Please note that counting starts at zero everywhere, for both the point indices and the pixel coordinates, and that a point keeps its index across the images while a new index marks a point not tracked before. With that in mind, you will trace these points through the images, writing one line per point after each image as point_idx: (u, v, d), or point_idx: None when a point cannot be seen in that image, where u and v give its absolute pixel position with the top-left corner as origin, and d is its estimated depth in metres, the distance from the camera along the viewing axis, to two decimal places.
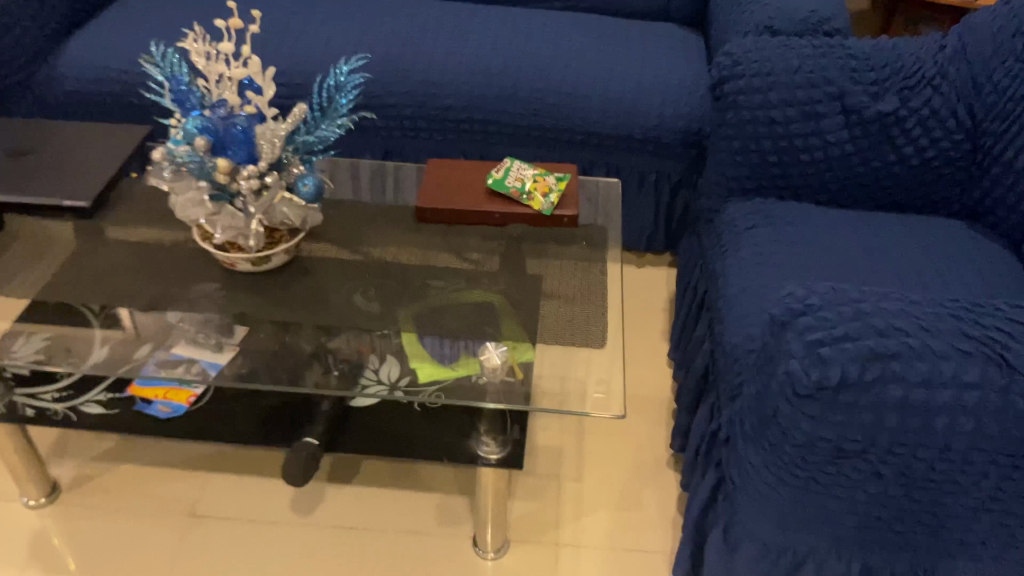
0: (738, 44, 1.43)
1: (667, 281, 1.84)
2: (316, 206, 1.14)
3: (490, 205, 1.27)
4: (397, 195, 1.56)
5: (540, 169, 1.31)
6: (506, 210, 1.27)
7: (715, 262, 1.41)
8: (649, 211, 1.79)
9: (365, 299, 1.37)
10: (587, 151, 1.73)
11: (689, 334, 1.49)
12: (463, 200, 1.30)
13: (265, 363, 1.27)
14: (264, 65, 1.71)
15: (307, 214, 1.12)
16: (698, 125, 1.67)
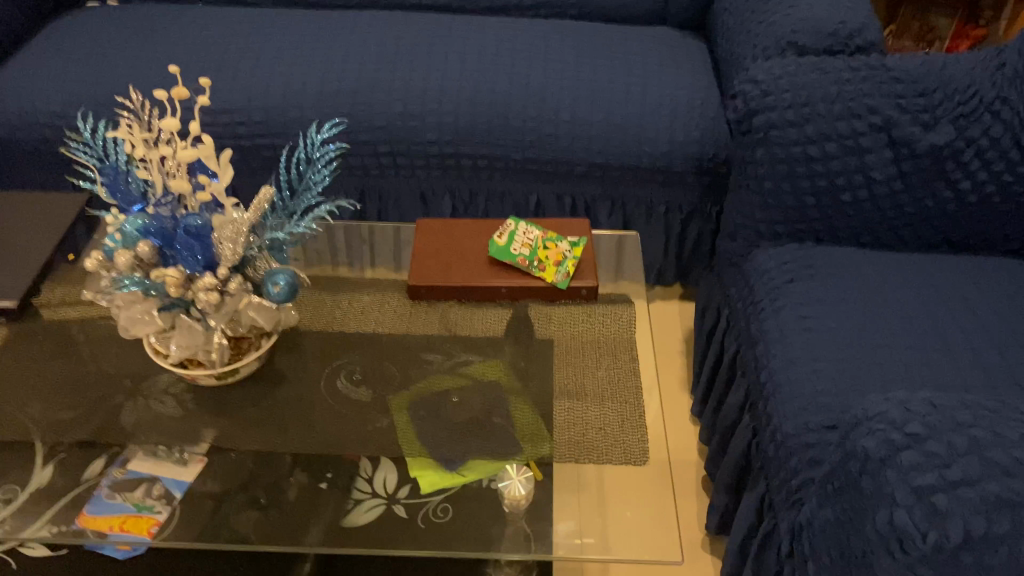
0: (765, 67, 1.26)
1: (682, 316, 1.67)
2: (290, 303, 0.95)
3: (494, 280, 1.09)
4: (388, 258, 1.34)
5: (550, 233, 1.13)
6: (513, 284, 1.08)
7: (750, 319, 1.24)
8: (659, 244, 1.62)
9: (349, 385, 1.18)
10: (589, 183, 1.54)
11: (721, 396, 1.33)
12: (463, 270, 1.11)
13: (240, 484, 1.08)
14: (218, 102, 1.50)
15: (279, 315, 0.93)
16: (712, 150, 1.49)
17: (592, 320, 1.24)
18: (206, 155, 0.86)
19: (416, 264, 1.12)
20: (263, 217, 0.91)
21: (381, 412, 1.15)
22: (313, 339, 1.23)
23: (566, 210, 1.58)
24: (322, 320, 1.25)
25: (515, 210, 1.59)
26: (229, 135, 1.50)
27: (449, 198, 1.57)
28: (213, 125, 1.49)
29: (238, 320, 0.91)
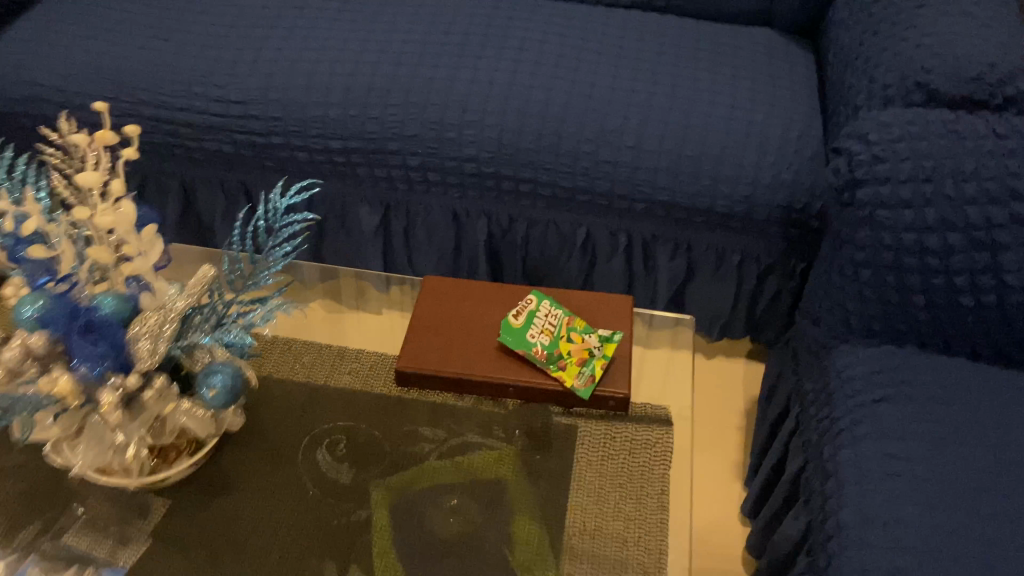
0: (883, 121, 0.99)
1: (746, 383, 1.42)
2: (235, 406, 0.76)
3: (500, 373, 0.88)
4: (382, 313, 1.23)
5: (578, 318, 0.91)
6: (525, 382, 0.87)
7: (824, 437, 1.00)
8: (727, 296, 1.37)
9: (330, 462, 1.00)
10: (650, 222, 1.29)
11: (778, 512, 1.10)
12: (468, 352, 0.90)
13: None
14: (231, 90, 1.30)
15: (219, 419, 0.76)
16: (804, 199, 1.22)
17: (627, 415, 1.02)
18: (126, 229, 0.68)
19: (407, 337, 0.91)
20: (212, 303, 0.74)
21: (359, 503, 0.96)
22: (298, 401, 1.06)
23: (619, 249, 1.34)
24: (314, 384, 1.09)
25: (561, 243, 1.35)
26: (241, 130, 1.30)
27: (485, 222, 1.34)
28: (225, 116, 1.30)
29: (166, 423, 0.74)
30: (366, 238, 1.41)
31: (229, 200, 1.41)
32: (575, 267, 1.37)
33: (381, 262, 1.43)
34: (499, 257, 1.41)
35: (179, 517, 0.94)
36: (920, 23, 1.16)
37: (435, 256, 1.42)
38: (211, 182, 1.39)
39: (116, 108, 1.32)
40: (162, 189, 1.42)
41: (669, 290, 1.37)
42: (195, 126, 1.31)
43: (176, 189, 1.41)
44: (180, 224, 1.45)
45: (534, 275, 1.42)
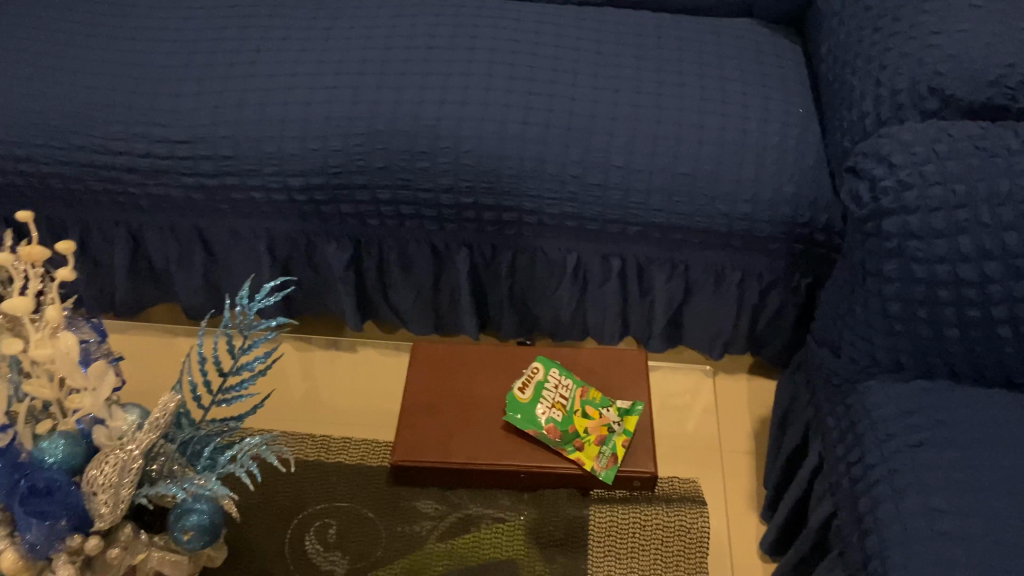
0: (904, 139, 0.91)
1: (753, 401, 1.35)
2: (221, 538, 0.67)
3: (510, 459, 0.79)
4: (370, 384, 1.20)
5: (591, 388, 0.82)
6: (540, 467, 0.78)
7: (856, 484, 0.93)
8: (728, 315, 1.28)
9: (324, 553, 0.92)
10: (645, 244, 1.20)
11: (805, 554, 1.05)
12: (473, 434, 0.81)
13: None
14: (175, 129, 1.17)
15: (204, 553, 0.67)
16: (809, 213, 1.14)
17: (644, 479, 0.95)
18: (70, 365, 0.56)
19: (401, 426, 0.81)
20: (181, 429, 0.64)
21: None
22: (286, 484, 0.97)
23: (612, 274, 1.24)
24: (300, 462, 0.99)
25: (550, 271, 1.26)
26: (191, 172, 1.18)
27: (466, 253, 1.24)
28: (172, 159, 1.18)
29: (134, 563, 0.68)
30: (336, 276, 1.29)
31: (183, 245, 1.29)
32: (565, 294, 1.28)
33: (356, 300, 1.32)
34: (483, 288, 1.30)
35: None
36: (926, 18, 1.07)
37: (413, 290, 1.31)
38: (161, 227, 1.27)
39: (49, 156, 1.19)
40: (108, 237, 1.29)
41: (667, 312, 1.29)
42: (139, 171, 1.19)
43: (123, 238, 1.28)
44: (131, 273, 1.33)
45: (521, 305, 1.32)
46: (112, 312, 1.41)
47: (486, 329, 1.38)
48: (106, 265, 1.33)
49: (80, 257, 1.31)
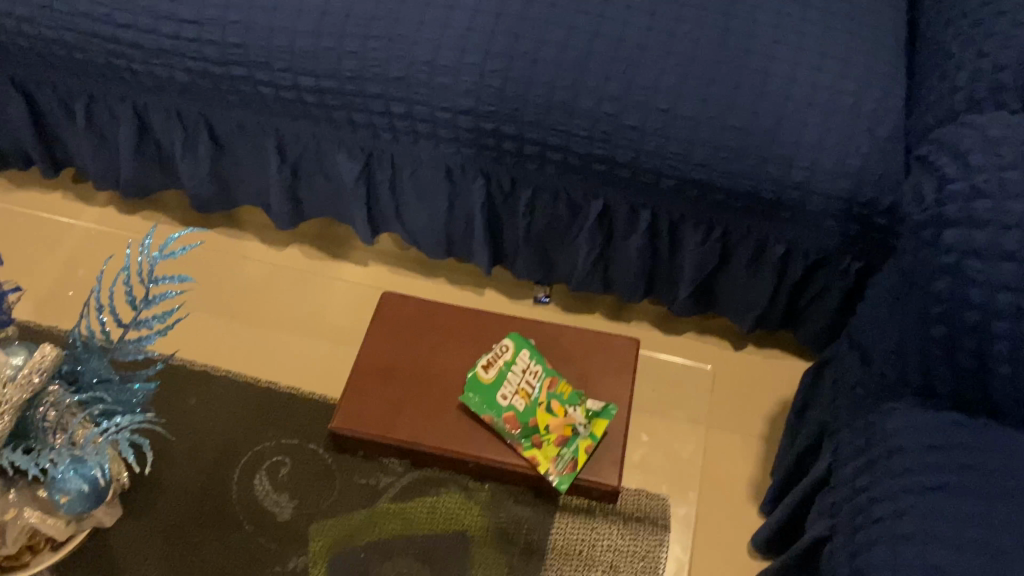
0: (991, 135, 0.79)
1: (777, 380, 1.24)
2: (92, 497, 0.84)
3: (432, 441, 0.89)
4: (359, 321, 1.27)
5: (562, 385, 0.89)
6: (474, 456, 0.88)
7: (856, 514, 0.83)
8: (764, 287, 1.15)
9: (272, 489, 1.09)
10: (679, 200, 1.07)
11: (790, 565, 0.96)
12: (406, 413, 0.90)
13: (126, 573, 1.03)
14: (184, 6, 1.07)
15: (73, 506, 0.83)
16: (871, 192, 0.99)
17: (617, 475, 0.88)
18: None
19: (359, 390, 0.91)
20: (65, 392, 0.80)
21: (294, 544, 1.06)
22: (251, 417, 1.16)
23: (639, 226, 1.12)
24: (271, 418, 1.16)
25: (572, 214, 1.14)
26: (196, 56, 1.08)
27: (482, 183, 1.13)
28: (177, 39, 1.08)
29: (36, 492, 0.85)
30: (345, 187, 1.20)
31: (189, 132, 1.21)
32: (585, 242, 1.16)
33: (365, 215, 1.23)
34: (499, 221, 1.20)
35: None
36: None
37: (425, 213, 1.21)
38: (167, 110, 1.18)
39: (53, 20, 1.10)
40: (114, 112, 1.22)
41: (696, 276, 1.16)
42: (142, 48, 1.09)
43: (128, 115, 1.20)
44: (137, 153, 1.26)
45: (538, 246, 1.21)
46: (120, 189, 1.35)
47: (500, 263, 1.29)
48: (114, 141, 1.27)
49: (87, 129, 1.24)
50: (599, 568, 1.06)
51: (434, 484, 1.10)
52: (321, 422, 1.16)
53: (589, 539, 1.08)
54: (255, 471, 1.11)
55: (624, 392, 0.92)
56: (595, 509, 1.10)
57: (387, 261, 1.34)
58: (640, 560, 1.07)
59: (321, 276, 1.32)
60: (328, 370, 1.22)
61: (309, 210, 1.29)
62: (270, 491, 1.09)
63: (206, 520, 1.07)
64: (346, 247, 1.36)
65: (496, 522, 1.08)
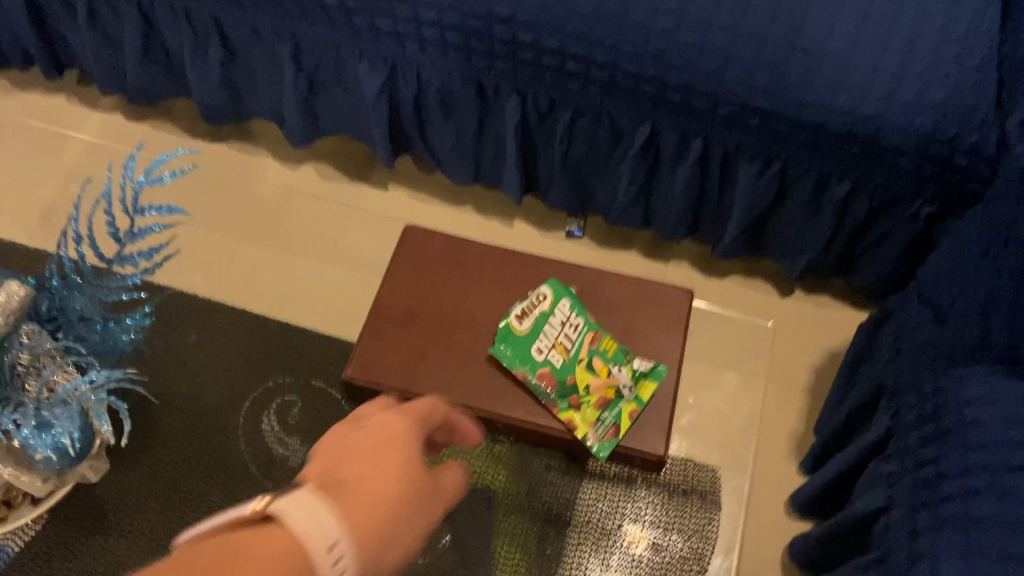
0: None
1: (825, 328, 1.15)
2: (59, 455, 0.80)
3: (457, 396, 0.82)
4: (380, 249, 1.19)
5: (605, 342, 0.84)
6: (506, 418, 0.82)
7: (922, 489, 0.75)
8: (821, 229, 1.05)
9: (281, 430, 1.03)
10: (735, 130, 0.96)
11: (836, 533, 0.89)
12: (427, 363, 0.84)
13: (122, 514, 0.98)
14: None
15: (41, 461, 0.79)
16: (956, 128, 0.86)
17: (659, 437, 0.81)
18: None
19: (378, 335, 0.85)
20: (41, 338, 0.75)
21: None
22: (262, 352, 1.09)
23: (688, 156, 1.02)
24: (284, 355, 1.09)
25: (615, 140, 1.04)
26: None
27: (517, 102, 1.02)
28: None
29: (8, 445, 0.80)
30: (367, 102, 1.10)
31: (198, 35, 1.10)
32: (627, 172, 1.06)
33: (388, 133, 1.13)
34: (534, 146, 1.10)
35: (89, 525, 0.97)
36: None
37: (453, 133, 1.11)
38: (173, 9, 1.08)
39: None
40: (117, 9, 1.11)
41: (747, 214, 1.06)
42: None
43: (132, 14, 1.10)
44: (144, 56, 1.16)
45: (575, 174, 1.11)
46: (128, 95, 1.26)
47: (533, 191, 1.19)
48: (118, 42, 1.17)
49: (89, 28, 1.14)
50: (641, 546, 1.00)
51: (459, 451, 1.04)
52: (336, 361, 1.09)
53: (627, 510, 1.01)
54: (266, 408, 1.05)
55: (672, 348, 0.85)
56: (637, 478, 1.04)
57: (412, 186, 1.25)
58: (686, 538, 1.00)
59: (340, 199, 1.24)
60: (345, 300, 1.15)
61: (328, 125, 1.19)
62: (280, 433, 1.03)
63: (210, 459, 1.01)
64: (366, 168, 1.26)
65: (525, 493, 1.02)
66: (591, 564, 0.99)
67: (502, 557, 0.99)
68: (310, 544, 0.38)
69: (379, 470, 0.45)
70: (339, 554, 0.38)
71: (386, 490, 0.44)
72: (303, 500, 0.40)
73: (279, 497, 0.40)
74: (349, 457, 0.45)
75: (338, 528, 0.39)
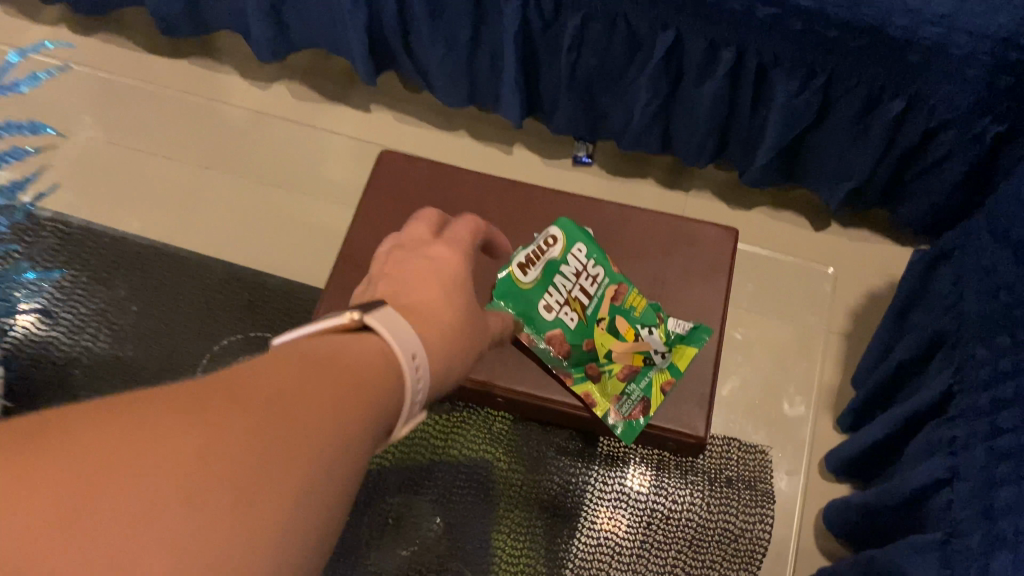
0: None
1: (864, 267, 1.03)
2: None
3: None
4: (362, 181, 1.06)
5: (632, 296, 0.72)
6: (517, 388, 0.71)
7: (995, 462, 0.63)
8: (866, 154, 0.91)
9: None
10: (774, 37, 0.81)
11: (882, 506, 0.78)
12: None
13: None
14: None
15: None
16: None
17: (705, 421, 0.71)
18: None
19: (351, 286, 0.73)
20: None
21: None
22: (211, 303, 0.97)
23: (716, 69, 0.87)
24: (236, 311, 0.96)
25: (630, 51, 0.89)
26: None
27: (517, 6, 0.87)
28: None
29: None
30: (340, 8, 0.94)
31: None
32: (644, 89, 0.92)
33: (366, 46, 0.98)
34: (537, 58, 0.95)
35: None
36: None
37: (442, 45, 0.96)
38: None
39: None
40: None
41: (780, 137, 0.92)
42: None
43: None
44: None
45: (582, 92, 0.97)
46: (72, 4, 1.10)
47: (535, 113, 1.05)
48: None
49: None
50: (674, 548, 0.88)
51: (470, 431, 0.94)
52: (297, 311, 0.97)
53: (660, 511, 0.90)
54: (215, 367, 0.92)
55: (711, 298, 0.74)
56: (671, 466, 0.93)
57: (396, 107, 1.11)
58: (730, 540, 0.89)
59: (317, 124, 1.10)
60: (319, 243, 1.02)
61: (300, 37, 1.04)
62: None
63: None
64: (347, 88, 1.12)
65: (536, 483, 0.91)
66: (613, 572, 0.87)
67: (505, 550, 0.88)
68: (398, 352, 0.38)
69: (435, 301, 0.46)
70: (419, 365, 0.39)
71: (446, 319, 0.45)
72: (392, 318, 0.39)
73: (367, 310, 0.40)
74: (409, 291, 0.47)
75: (417, 338, 0.40)
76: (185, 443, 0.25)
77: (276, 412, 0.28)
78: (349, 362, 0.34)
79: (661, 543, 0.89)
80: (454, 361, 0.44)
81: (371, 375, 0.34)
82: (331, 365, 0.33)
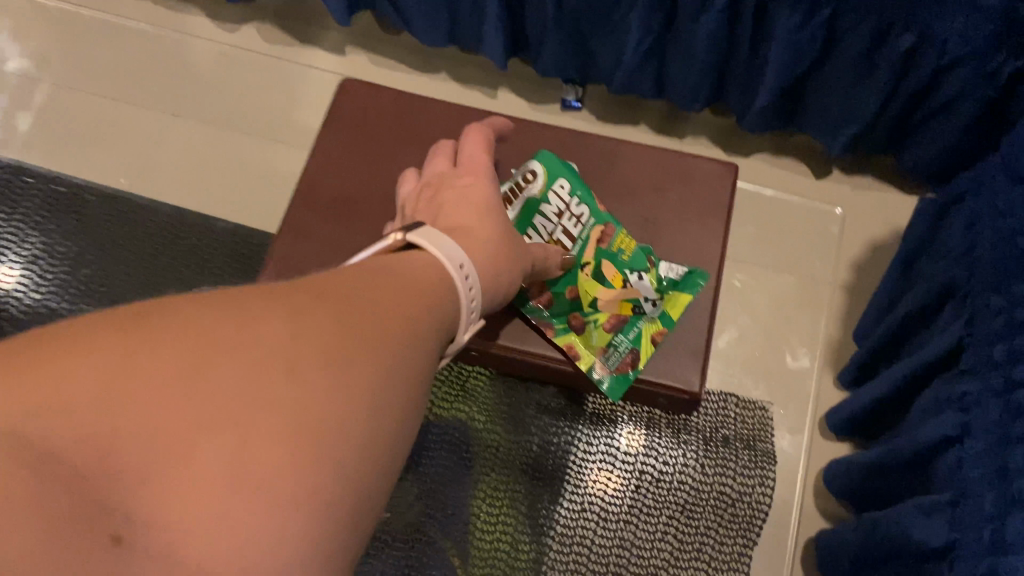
0: None
1: (866, 216, 0.99)
2: None
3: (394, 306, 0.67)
4: None
5: (618, 240, 0.67)
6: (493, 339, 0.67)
7: (1011, 419, 0.58)
8: (871, 94, 0.86)
9: None
10: None
11: (886, 465, 0.74)
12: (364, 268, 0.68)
13: None
14: None
15: None
16: None
17: (701, 377, 0.66)
18: None
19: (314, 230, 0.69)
20: None
21: None
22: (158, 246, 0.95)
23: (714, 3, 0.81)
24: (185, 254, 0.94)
25: None
26: None
27: None
28: None
29: None
30: None
31: None
32: (635, 25, 0.86)
33: None
34: None
35: None
36: None
37: None
38: None
39: None
40: None
41: (780, 76, 0.87)
42: None
43: None
44: None
45: (569, 30, 0.91)
46: None
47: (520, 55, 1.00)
48: None
49: None
50: (665, 515, 0.85)
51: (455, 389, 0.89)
52: (244, 255, 0.94)
53: (654, 473, 0.86)
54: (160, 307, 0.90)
55: (705, 247, 0.69)
56: (663, 426, 0.88)
57: (372, 50, 1.05)
58: (726, 505, 0.85)
59: (291, 68, 1.04)
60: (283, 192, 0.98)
61: None
62: None
63: None
64: (322, 30, 1.06)
65: (518, 444, 0.87)
66: (596, 538, 0.84)
67: (483, 515, 0.85)
68: (447, 262, 0.42)
69: (476, 220, 0.51)
70: (468, 272, 0.44)
71: (488, 235, 0.50)
72: (431, 232, 0.44)
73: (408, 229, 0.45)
74: (451, 214, 0.52)
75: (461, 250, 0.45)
76: (277, 329, 0.29)
77: (348, 300, 0.33)
78: (402, 285, 0.37)
79: (648, 509, 0.85)
80: (499, 273, 0.49)
81: (429, 279, 0.40)
82: (384, 288, 0.36)
